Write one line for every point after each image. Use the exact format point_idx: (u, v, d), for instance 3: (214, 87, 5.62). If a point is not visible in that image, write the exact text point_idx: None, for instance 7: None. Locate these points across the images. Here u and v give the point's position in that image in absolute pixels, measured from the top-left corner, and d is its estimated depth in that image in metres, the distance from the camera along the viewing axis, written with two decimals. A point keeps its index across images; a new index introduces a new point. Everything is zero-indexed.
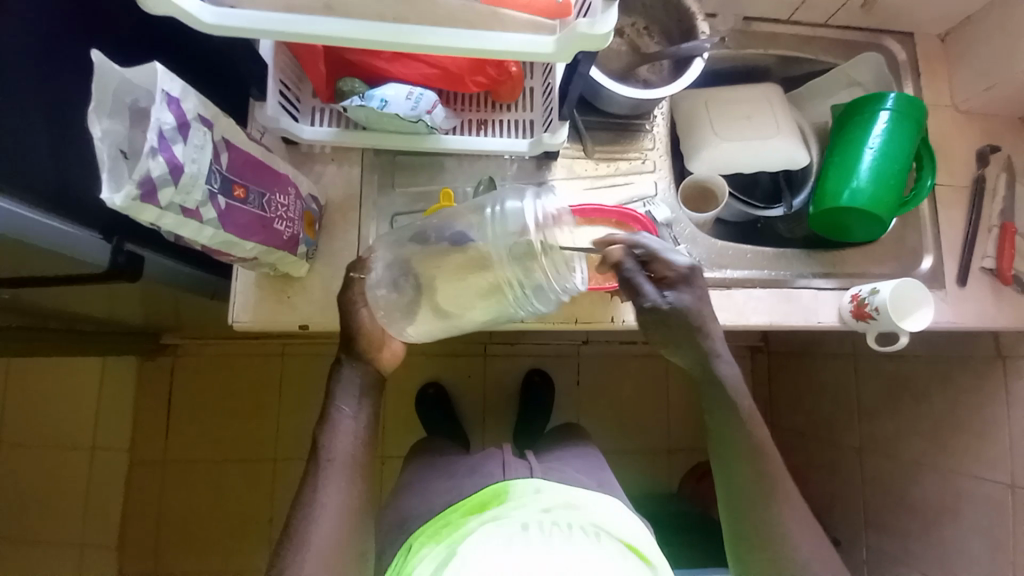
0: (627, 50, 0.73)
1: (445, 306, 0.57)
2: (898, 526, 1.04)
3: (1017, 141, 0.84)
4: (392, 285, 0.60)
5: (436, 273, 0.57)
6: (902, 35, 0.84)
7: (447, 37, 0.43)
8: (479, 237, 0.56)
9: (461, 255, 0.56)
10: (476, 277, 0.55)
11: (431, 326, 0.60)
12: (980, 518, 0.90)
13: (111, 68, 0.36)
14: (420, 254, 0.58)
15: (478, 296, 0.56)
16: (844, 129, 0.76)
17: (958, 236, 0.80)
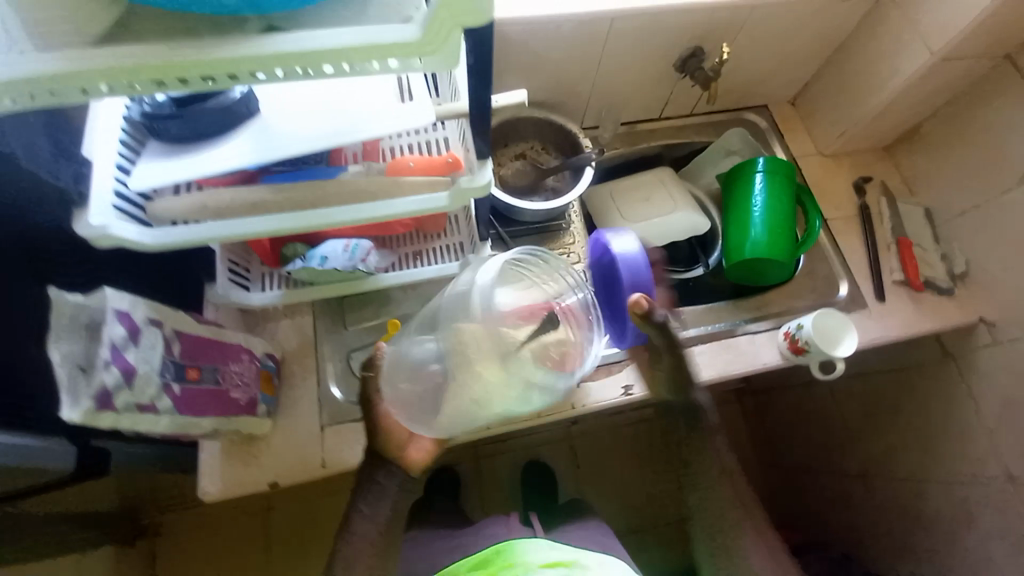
0: (531, 168, 0.84)
1: (462, 402, 0.56)
2: (925, 552, 1.00)
3: (884, 168, 0.96)
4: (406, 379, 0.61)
5: (459, 366, 0.55)
6: (758, 106, 1.00)
7: (355, 211, 0.52)
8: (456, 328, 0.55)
9: (488, 344, 0.54)
10: (475, 377, 0.54)
11: (455, 416, 0.58)
12: (999, 523, 0.88)
13: (67, 300, 0.40)
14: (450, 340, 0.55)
15: (475, 392, 0.54)
16: (731, 192, 0.88)
17: (864, 258, 0.88)
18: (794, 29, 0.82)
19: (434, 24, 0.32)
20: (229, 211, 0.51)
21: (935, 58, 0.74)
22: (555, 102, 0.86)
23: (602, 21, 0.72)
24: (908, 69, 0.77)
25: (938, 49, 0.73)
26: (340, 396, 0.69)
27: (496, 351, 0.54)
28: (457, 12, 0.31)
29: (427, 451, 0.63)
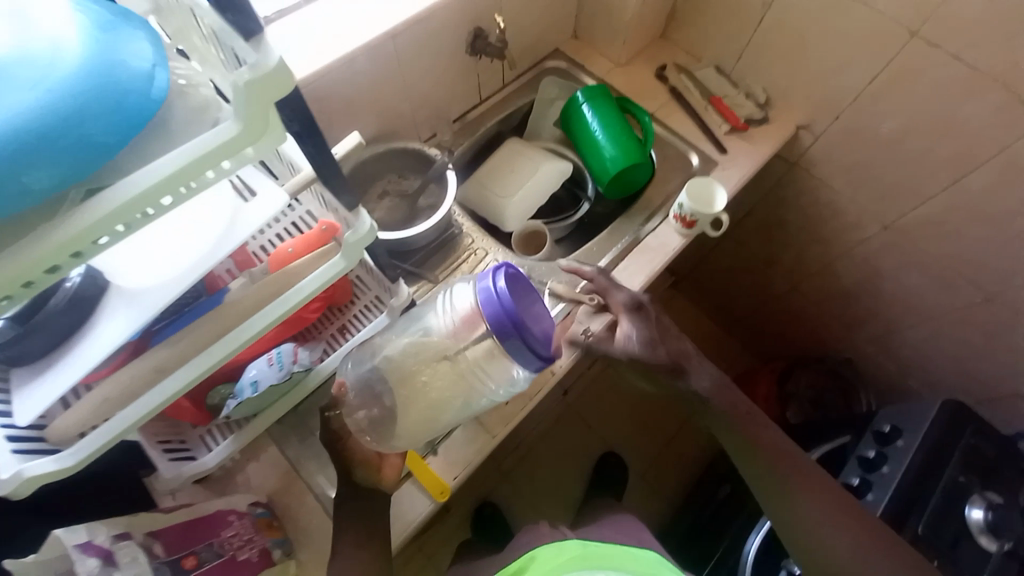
0: (400, 199, 0.86)
1: (415, 407, 0.61)
2: (868, 309, 1.22)
3: (670, 52, 1.11)
4: (364, 405, 0.63)
5: (413, 371, 0.61)
6: (551, 52, 1.09)
7: (265, 314, 0.51)
8: (431, 331, 0.61)
9: (437, 344, 0.60)
10: (444, 373, 0.60)
11: (412, 422, 0.62)
12: (894, 264, 1.09)
13: (26, 564, 0.46)
14: (407, 346, 0.62)
15: (441, 391, 0.60)
16: (573, 130, 0.97)
17: (696, 127, 1.02)
18: None
19: (250, 112, 0.34)
20: (138, 388, 0.48)
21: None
22: (385, 133, 0.88)
23: (382, 46, 0.75)
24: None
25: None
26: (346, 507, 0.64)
27: (440, 350, 0.60)
28: (261, 93, 0.34)
29: (401, 464, 0.66)
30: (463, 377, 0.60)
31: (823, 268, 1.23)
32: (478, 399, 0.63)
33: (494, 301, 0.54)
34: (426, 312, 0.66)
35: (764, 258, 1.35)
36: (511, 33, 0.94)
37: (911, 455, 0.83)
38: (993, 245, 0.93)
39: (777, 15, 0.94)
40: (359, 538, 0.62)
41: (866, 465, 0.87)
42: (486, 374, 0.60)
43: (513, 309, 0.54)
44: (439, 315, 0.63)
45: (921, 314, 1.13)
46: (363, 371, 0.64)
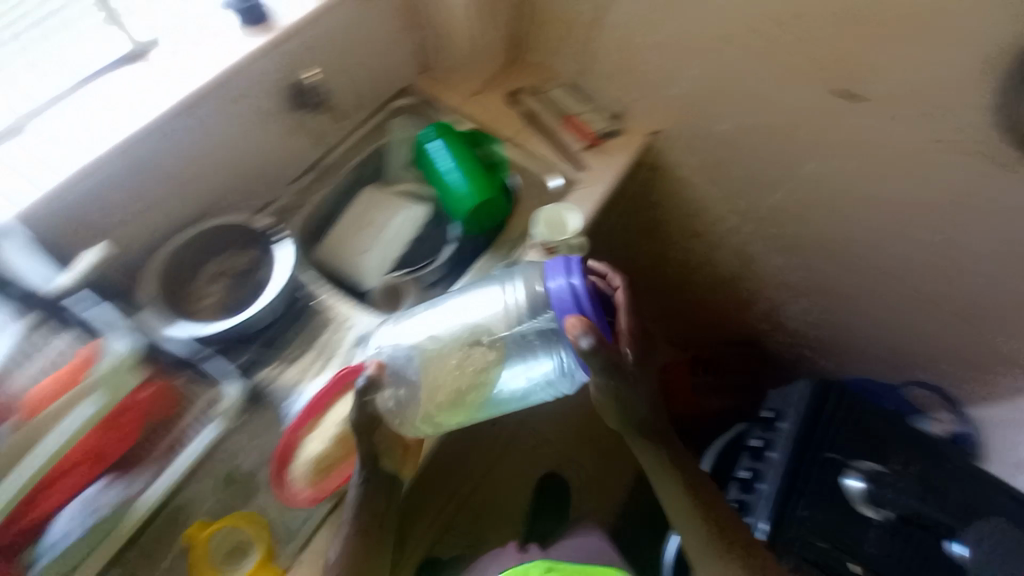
0: (234, 280, 0.79)
1: (454, 380, 0.65)
2: (755, 292, 1.27)
3: (521, 76, 1.10)
4: (404, 385, 0.66)
5: (457, 349, 0.67)
6: (400, 91, 1.03)
7: (22, 470, 0.48)
8: (491, 318, 0.68)
9: (483, 329, 0.67)
10: (499, 356, 0.66)
11: (451, 392, 0.65)
12: (764, 249, 1.14)
13: None
14: (446, 330, 0.69)
15: (492, 371, 0.66)
16: (425, 170, 0.93)
17: (554, 148, 1.01)
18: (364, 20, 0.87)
19: None
20: None
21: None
22: (206, 211, 0.80)
23: (168, 124, 0.68)
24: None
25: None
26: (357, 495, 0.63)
27: (487, 329, 0.67)
28: None
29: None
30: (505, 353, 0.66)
31: (709, 261, 1.27)
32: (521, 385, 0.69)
33: (573, 297, 0.59)
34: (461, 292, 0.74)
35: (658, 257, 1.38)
36: (343, 82, 0.90)
37: (787, 438, 0.88)
38: (842, 220, 0.99)
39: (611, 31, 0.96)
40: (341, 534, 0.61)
41: (755, 453, 0.92)
42: (526, 354, 0.67)
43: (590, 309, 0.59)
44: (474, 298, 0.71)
45: (799, 291, 1.19)
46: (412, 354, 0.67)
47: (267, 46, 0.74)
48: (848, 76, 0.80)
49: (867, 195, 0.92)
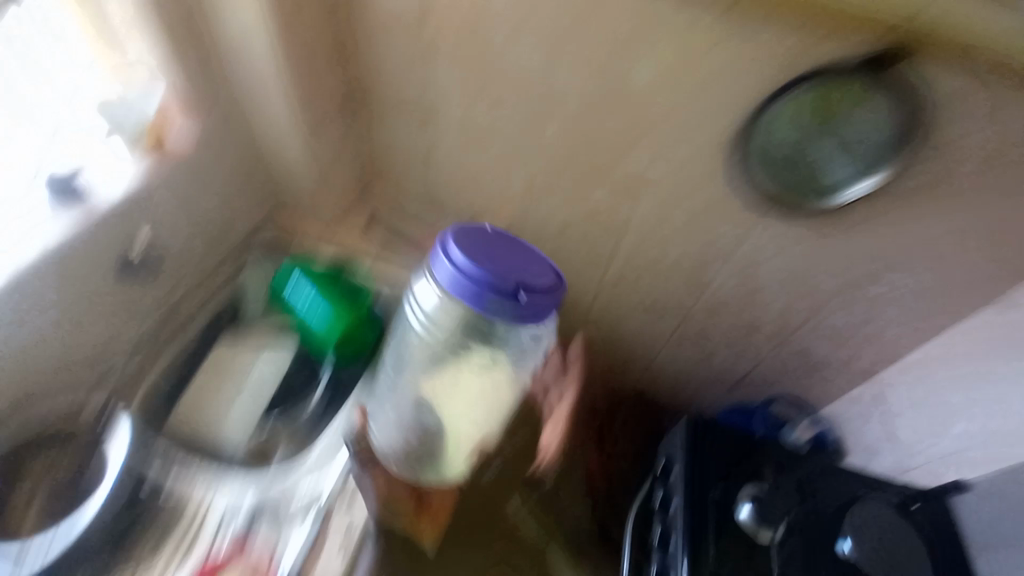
0: (60, 485, 0.71)
1: (469, 412, 0.72)
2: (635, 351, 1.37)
3: (376, 198, 1.15)
4: (411, 446, 0.72)
5: (458, 381, 0.71)
6: (253, 233, 1.01)
7: None
8: (463, 355, 0.69)
9: (457, 364, 0.70)
10: (485, 378, 0.70)
11: (479, 416, 0.72)
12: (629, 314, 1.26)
13: None
14: (428, 375, 0.72)
15: (481, 399, 0.71)
16: (288, 305, 0.92)
17: (416, 262, 1.05)
18: (198, 183, 0.84)
19: None
20: None
21: (301, 133, 0.89)
22: (5, 417, 0.72)
23: None
24: (298, 150, 0.92)
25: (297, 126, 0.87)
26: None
27: (466, 357, 0.69)
28: None
29: None
30: (500, 364, 0.70)
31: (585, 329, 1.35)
32: (512, 383, 0.73)
33: (460, 277, 0.61)
34: (411, 320, 0.69)
35: None
36: (178, 242, 0.86)
37: (684, 482, 0.93)
38: (676, 276, 1.12)
39: (446, 156, 1.03)
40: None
41: (664, 506, 0.96)
42: (513, 359, 0.70)
43: (484, 275, 0.61)
44: (426, 324, 0.67)
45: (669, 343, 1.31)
46: (408, 413, 0.72)
47: (68, 233, 0.68)
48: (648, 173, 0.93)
49: (683, 252, 1.06)
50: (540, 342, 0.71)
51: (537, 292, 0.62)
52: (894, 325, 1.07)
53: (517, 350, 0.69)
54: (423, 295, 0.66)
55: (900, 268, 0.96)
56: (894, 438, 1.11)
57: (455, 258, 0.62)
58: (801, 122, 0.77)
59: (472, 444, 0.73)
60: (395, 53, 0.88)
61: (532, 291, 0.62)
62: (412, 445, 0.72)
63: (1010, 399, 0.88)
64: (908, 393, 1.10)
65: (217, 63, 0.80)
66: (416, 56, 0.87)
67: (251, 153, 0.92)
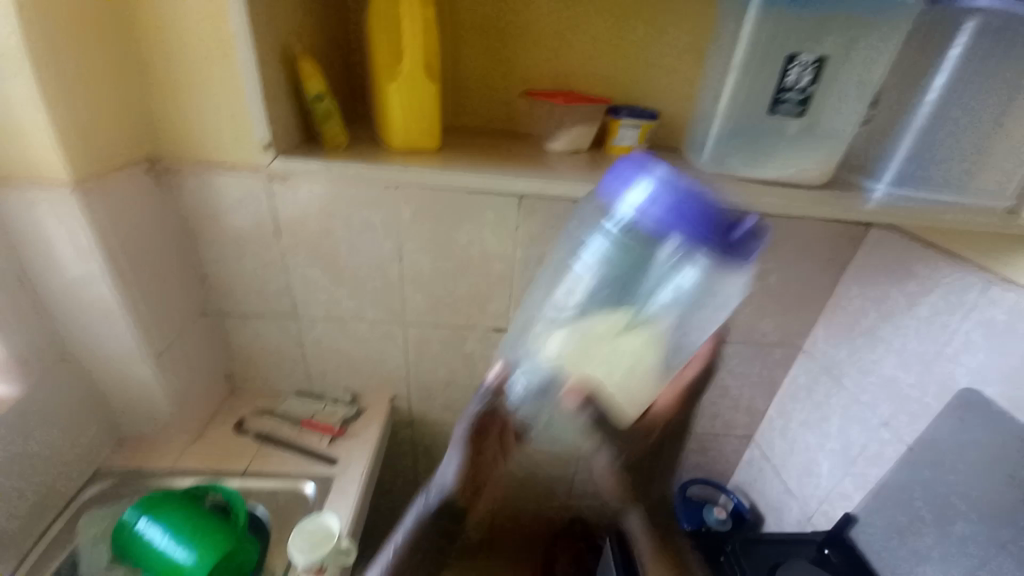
0: None
1: (619, 374, 0.52)
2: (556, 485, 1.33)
3: (243, 401, 1.06)
4: (529, 380, 0.58)
5: (597, 341, 0.51)
6: (90, 477, 0.88)
7: None
8: (619, 293, 0.52)
9: (615, 301, 0.52)
10: (634, 342, 0.51)
11: (616, 391, 0.53)
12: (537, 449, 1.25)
13: None
14: (614, 265, 0.52)
15: (627, 351, 0.51)
16: (142, 555, 0.77)
17: (296, 460, 0.96)
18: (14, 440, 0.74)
19: None
20: None
21: (147, 356, 0.82)
22: None
23: None
24: (147, 375, 0.84)
25: (144, 353, 0.82)
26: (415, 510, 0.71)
27: (652, 267, 0.51)
28: None
29: None
30: (653, 347, 0.51)
31: None
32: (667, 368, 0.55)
33: (667, 207, 0.46)
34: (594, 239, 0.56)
35: None
36: None
37: None
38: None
39: (310, 341, 1.01)
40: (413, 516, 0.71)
41: None
42: (671, 347, 0.54)
43: (695, 206, 0.45)
44: (611, 235, 0.52)
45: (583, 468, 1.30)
46: (557, 330, 0.55)
47: None
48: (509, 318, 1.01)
49: None
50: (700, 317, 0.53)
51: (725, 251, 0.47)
52: (757, 402, 1.20)
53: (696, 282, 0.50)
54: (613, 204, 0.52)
55: (739, 354, 1.11)
56: (790, 487, 1.15)
57: (660, 171, 0.48)
58: None
59: (614, 419, 0.56)
60: (245, 265, 0.89)
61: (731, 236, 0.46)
62: (571, 397, 0.53)
63: (850, 433, 0.98)
64: (785, 451, 1.17)
65: (41, 313, 0.76)
66: (270, 263, 0.90)
67: (78, 393, 0.83)
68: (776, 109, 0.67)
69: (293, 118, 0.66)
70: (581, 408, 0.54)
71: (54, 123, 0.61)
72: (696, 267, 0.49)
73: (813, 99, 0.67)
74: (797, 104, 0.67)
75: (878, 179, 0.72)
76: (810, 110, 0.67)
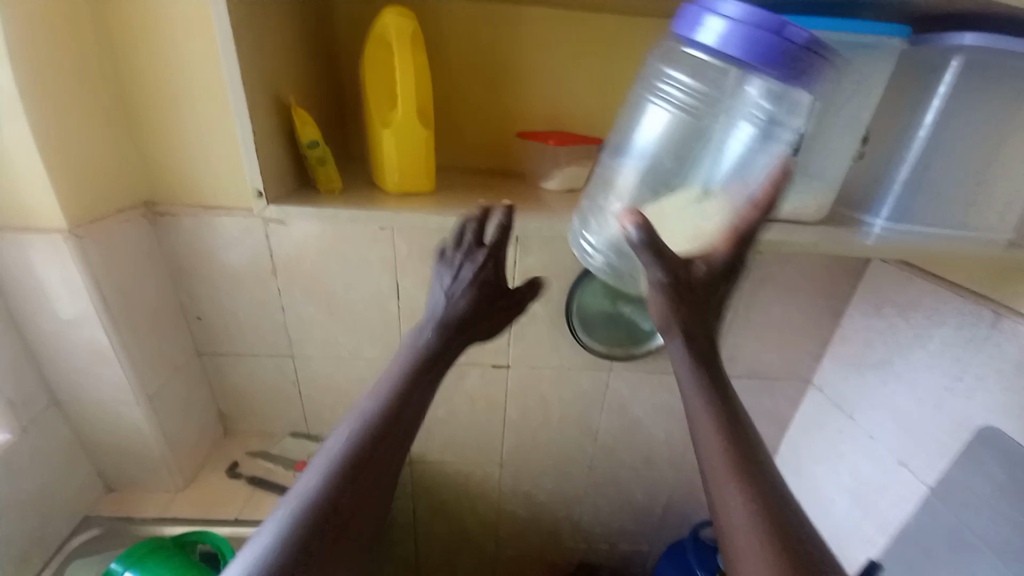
0: None
1: (691, 230, 0.53)
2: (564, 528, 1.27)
3: (239, 442, 1.04)
4: (602, 249, 0.60)
5: (671, 205, 0.55)
6: (79, 523, 0.85)
7: None
8: (681, 151, 0.58)
9: (674, 160, 0.58)
10: (701, 198, 0.54)
11: (690, 239, 0.54)
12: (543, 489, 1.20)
13: None
14: (684, 121, 0.58)
15: (695, 205, 0.53)
16: None
17: None
18: None
19: None
20: None
21: (137, 399, 0.80)
22: None
23: None
24: (138, 418, 0.82)
25: (136, 396, 0.80)
26: (318, 462, 0.47)
27: (716, 118, 0.57)
28: None
29: None
30: (727, 200, 0.54)
31: (497, 511, 1.23)
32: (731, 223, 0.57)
33: (735, 28, 0.47)
34: (652, 101, 0.61)
35: (465, 542, 1.29)
36: None
37: None
38: (567, 439, 1.12)
39: (307, 379, 0.99)
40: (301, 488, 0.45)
41: None
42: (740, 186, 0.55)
43: (766, 28, 0.46)
44: (678, 98, 0.58)
45: (591, 509, 1.24)
46: (627, 193, 0.59)
47: None
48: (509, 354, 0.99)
49: (568, 414, 1.08)
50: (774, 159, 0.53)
51: (797, 68, 0.46)
52: (769, 437, 1.15)
53: (761, 118, 0.54)
54: (675, 69, 0.59)
55: (745, 386, 1.08)
56: None
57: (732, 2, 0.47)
58: (606, 289, 0.92)
59: (681, 252, 0.54)
60: (241, 303, 0.89)
61: (805, 52, 0.46)
62: (627, 222, 0.46)
63: (865, 470, 0.94)
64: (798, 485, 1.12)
65: (33, 356, 0.75)
66: (266, 301, 0.89)
67: (67, 438, 0.81)
68: None
69: (287, 161, 0.67)
70: (637, 234, 0.46)
71: (48, 169, 0.62)
72: (772, 94, 0.52)
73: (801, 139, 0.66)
74: None
75: (875, 214, 0.72)
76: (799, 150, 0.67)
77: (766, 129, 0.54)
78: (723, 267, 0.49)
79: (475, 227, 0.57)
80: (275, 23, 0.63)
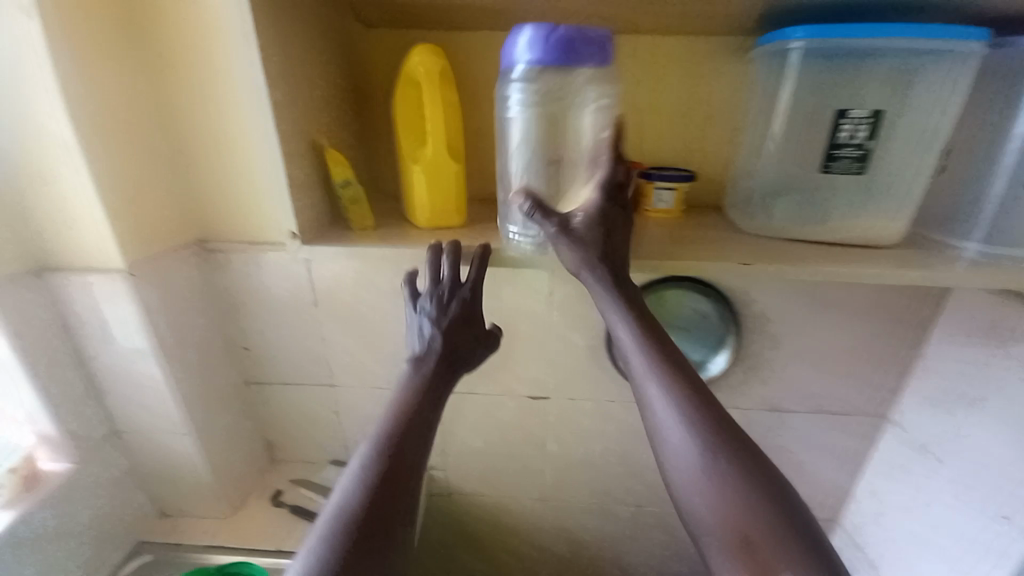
0: None
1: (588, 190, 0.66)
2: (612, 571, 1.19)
3: (283, 470, 1.05)
4: (521, 231, 0.66)
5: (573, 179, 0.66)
6: (132, 548, 0.88)
7: None
8: (553, 137, 0.63)
9: (550, 141, 0.64)
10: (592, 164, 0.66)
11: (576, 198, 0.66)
12: (588, 528, 1.13)
13: None
14: (537, 108, 0.61)
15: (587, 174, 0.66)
16: None
17: None
18: (61, 516, 0.76)
19: None
20: None
21: (186, 429, 0.83)
22: None
23: None
24: (187, 448, 0.85)
25: (184, 426, 0.83)
26: (357, 462, 0.54)
27: (575, 98, 0.61)
28: None
29: None
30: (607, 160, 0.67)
31: (537, 549, 1.17)
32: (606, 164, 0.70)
33: (541, 50, 0.54)
34: (512, 104, 0.62)
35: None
36: None
37: None
38: (611, 475, 1.05)
39: (345, 410, 0.99)
40: (349, 480, 0.53)
41: None
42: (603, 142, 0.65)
43: (560, 36, 0.54)
44: (527, 93, 0.60)
45: (641, 551, 1.16)
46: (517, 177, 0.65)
47: None
48: (546, 386, 0.95)
49: (612, 450, 1.02)
50: (604, 119, 0.63)
51: (585, 50, 0.55)
52: (842, 482, 1.02)
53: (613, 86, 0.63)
54: (507, 64, 0.59)
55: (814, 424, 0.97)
56: None
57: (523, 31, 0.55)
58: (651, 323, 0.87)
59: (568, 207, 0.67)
60: (284, 335, 0.91)
61: (587, 38, 0.55)
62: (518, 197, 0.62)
63: (961, 527, 0.81)
64: (872, 540, 0.98)
65: (94, 389, 0.80)
66: (307, 332, 0.90)
67: (122, 466, 0.85)
68: (830, 166, 0.64)
69: (321, 199, 0.69)
70: (524, 204, 0.62)
71: (109, 215, 0.67)
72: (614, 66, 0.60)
73: (873, 155, 0.62)
74: (855, 161, 0.62)
75: (966, 235, 0.64)
76: (871, 166, 0.62)
77: (598, 104, 0.63)
78: (598, 218, 0.62)
79: (450, 261, 0.61)
80: (307, 68, 0.65)
